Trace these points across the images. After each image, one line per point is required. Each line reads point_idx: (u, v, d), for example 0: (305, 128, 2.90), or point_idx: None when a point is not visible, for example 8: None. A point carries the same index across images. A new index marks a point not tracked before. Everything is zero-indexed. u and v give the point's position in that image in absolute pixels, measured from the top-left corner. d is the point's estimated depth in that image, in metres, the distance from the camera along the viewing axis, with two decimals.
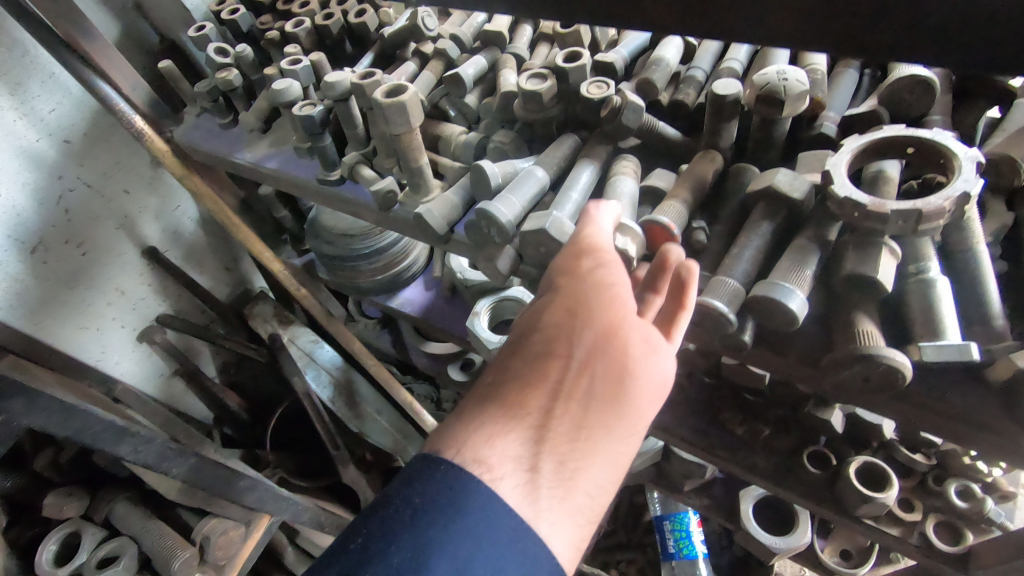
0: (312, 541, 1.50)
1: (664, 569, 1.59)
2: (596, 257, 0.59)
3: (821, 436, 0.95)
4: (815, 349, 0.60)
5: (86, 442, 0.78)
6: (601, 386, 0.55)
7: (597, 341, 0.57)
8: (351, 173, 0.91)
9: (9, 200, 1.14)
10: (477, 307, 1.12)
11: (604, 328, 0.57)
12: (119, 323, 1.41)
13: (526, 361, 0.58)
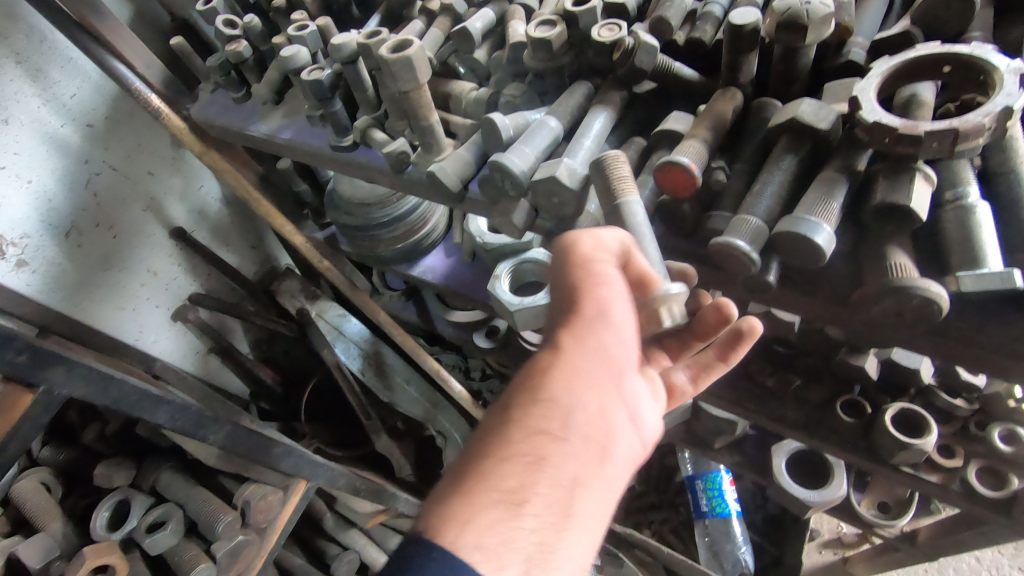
0: (350, 507, 1.54)
1: (698, 528, 1.59)
2: (599, 273, 0.59)
3: (856, 384, 0.92)
4: (843, 285, 0.58)
5: (125, 410, 0.81)
6: (585, 424, 0.57)
7: (599, 365, 0.60)
8: (363, 137, 0.91)
9: (41, 186, 1.18)
10: (498, 271, 1.10)
11: (604, 349, 0.60)
12: (154, 303, 1.45)
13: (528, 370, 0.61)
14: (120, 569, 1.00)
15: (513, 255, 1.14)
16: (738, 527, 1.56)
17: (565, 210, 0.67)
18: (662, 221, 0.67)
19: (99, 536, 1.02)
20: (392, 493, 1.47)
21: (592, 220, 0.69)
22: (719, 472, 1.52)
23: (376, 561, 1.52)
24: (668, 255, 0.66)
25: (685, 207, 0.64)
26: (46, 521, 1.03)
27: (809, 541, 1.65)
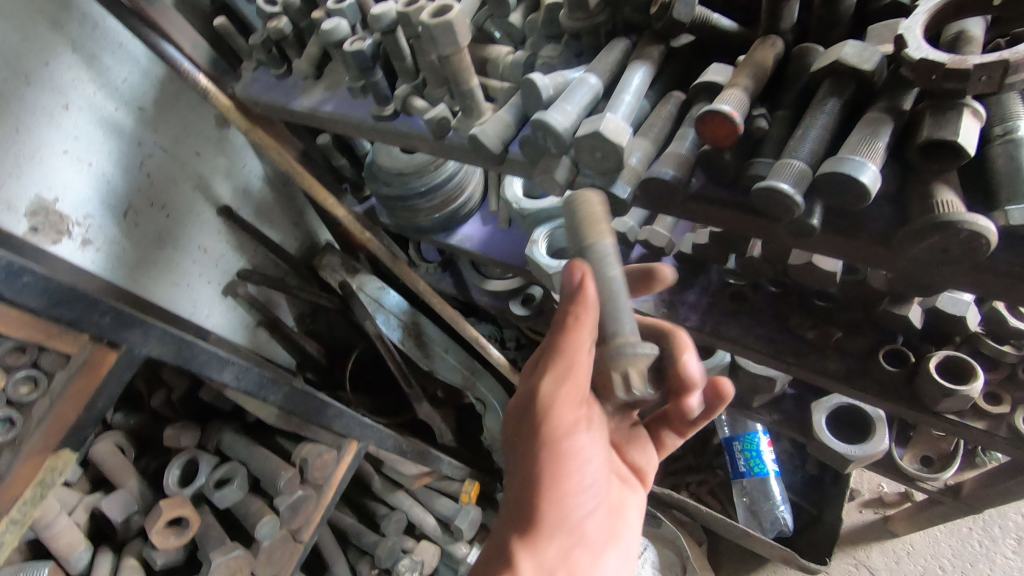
0: (396, 470, 1.61)
1: (736, 488, 1.61)
2: (574, 433, 0.88)
3: (899, 335, 0.92)
4: (886, 226, 0.58)
5: (196, 370, 0.87)
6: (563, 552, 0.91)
7: (571, 506, 0.90)
8: (404, 105, 0.94)
9: (100, 168, 1.24)
10: (535, 236, 1.14)
11: (565, 464, 0.88)
12: (206, 279, 1.52)
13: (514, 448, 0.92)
14: (193, 521, 1.07)
15: (550, 219, 1.16)
16: (776, 487, 1.56)
17: (607, 165, 0.69)
18: (705, 172, 0.68)
19: (173, 491, 1.10)
20: (436, 455, 1.53)
21: (634, 172, 0.69)
22: (756, 434, 1.54)
23: (422, 519, 1.59)
24: (709, 205, 0.67)
25: (726, 155, 0.64)
26: (123, 479, 1.11)
27: (851, 502, 1.68)
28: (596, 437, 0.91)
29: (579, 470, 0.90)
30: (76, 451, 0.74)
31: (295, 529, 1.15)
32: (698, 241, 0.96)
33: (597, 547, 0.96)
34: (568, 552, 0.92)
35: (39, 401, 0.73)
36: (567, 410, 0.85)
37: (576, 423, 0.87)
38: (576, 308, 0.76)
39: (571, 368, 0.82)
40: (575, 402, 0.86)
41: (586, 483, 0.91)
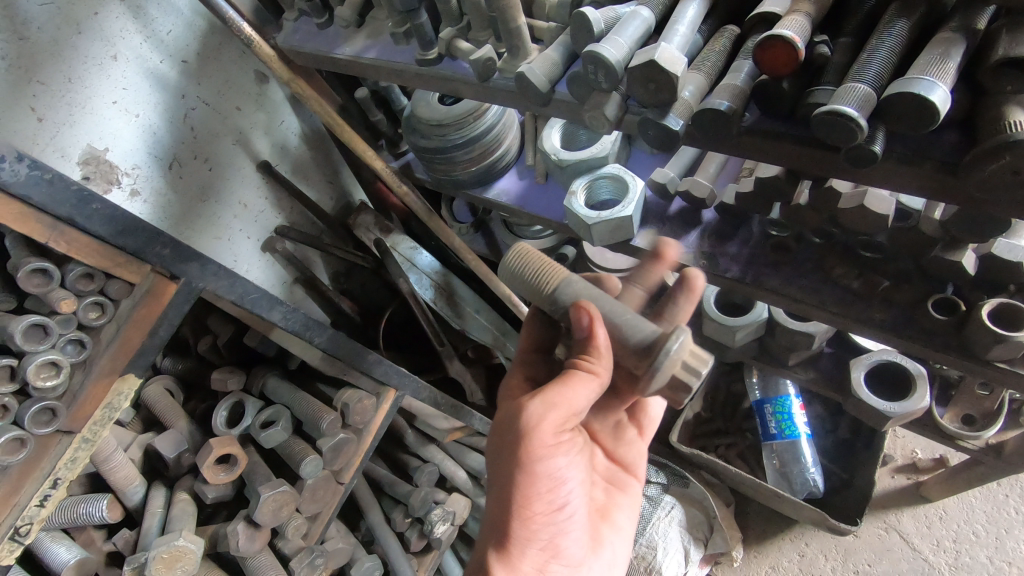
0: (428, 424, 1.64)
1: (766, 450, 1.61)
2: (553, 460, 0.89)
3: (949, 285, 0.92)
4: (952, 153, 0.57)
5: (247, 305, 0.91)
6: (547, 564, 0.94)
7: (543, 527, 0.93)
8: (448, 48, 0.93)
9: (145, 120, 1.24)
10: (574, 187, 1.13)
11: (541, 491, 0.90)
12: (246, 235, 1.54)
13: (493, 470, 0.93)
14: (241, 460, 1.10)
15: (589, 171, 1.14)
16: (807, 450, 1.55)
17: (660, 97, 0.68)
18: (759, 105, 0.67)
19: (221, 432, 1.13)
20: (468, 411, 1.56)
21: (687, 105, 0.69)
22: (789, 397, 1.53)
23: (454, 473, 1.60)
24: (763, 137, 0.66)
25: (784, 85, 0.63)
26: (174, 419, 1.14)
27: (883, 467, 1.76)
28: (573, 460, 0.94)
29: (551, 490, 0.92)
30: (140, 377, 0.81)
31: (336, 470, 1.19)
32: (742, 190, 0.94)
33: (575, 559, 0.99)
34: (544, 563, 0.94)
35: (105, 326, 0.77)
36: (550, 442, 0.86)
37: (557, 449, 0.88)
38: (590, 359, 0.83)
39: (561, 402, 0.83)
40: (558, 434, 0.87)
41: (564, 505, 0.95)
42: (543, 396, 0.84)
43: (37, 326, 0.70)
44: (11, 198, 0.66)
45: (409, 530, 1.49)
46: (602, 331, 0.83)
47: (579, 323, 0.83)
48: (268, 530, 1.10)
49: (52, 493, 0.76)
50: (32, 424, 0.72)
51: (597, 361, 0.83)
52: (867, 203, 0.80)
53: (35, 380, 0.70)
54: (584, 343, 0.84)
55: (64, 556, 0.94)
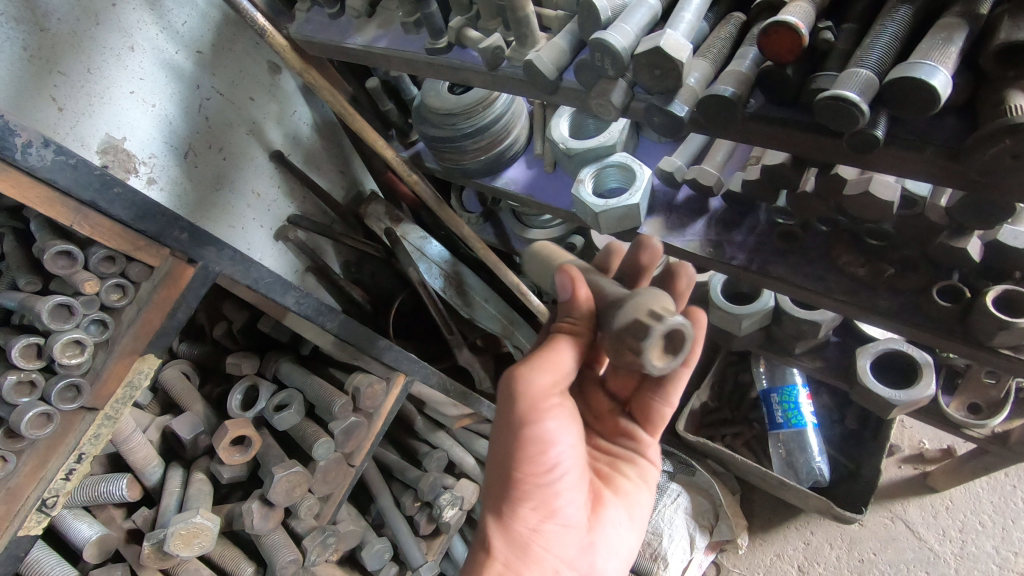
0: (437, 411, 1.67)
1: (771, 439, 1.62)
2: (544, 420, 0.91)
3: (954, 272, 0.93)
4: (953, 138, 0.58)
5: (262, 290, 0.94)
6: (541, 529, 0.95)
7: (537, 486, 0.94)
8: (458, 37, 0.94)
9: (162, 109, 1.27)
10: (582, 175, 1.14)
11: (534, 451, 0.92)
12: (259, 223, 1.55)
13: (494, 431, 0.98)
14: (255, 441, 1.14)
15: (597, 159, 1.15)
16: (814, 439, 1.55)
17: (666, 84, 0.69)
18: (763, 92, 0.68)
19: (236, 414, 1.16)
20: (477, 398, 1.58)
21: (692, 92, 0.70)
22: (796, 386, 1.54)
23: (463, 459, 1.62)
24: (768, 124, 0.67)
25: (788, 71, 0.64)
26: (190, 402, 1.17)
27: (890, 457, 1.76)
28: (567, 421, 0.94)
29: (544, 454, 0.93)
30: (159, 357, 0.84)
31: (347, 452, 1.22)
32: (748, 177, 0.94)
33: (574, 522, 0.98)
34: (539, 524, 0.95)
35: (126, 308, 0.80)
36: (539, 400, 0.90)
37: (547, 407, 0.91)
38: (571, 319, 0.88)
39: (547, 364, 0.88)
40: (547, 393, 0.90)
41: (558, 465, 0.95)
42: (532, 358, 0.89)
43: (62, 306, 0.73)
44: (38, 183, 0.69)
45: (419, 513, 1.51)
46: (583, 291, 0.85)
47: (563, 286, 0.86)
48: (281, 509, 1.13)
49: (77, 467, 0.80)
50: (58, 400, 0.75)
51: (579, 323, 0.88)
52: (873, 188, 0.81)
53: (61, 357, 0.73)
54: (568, 305, 0.88)
55: (86, 533, 0.98)
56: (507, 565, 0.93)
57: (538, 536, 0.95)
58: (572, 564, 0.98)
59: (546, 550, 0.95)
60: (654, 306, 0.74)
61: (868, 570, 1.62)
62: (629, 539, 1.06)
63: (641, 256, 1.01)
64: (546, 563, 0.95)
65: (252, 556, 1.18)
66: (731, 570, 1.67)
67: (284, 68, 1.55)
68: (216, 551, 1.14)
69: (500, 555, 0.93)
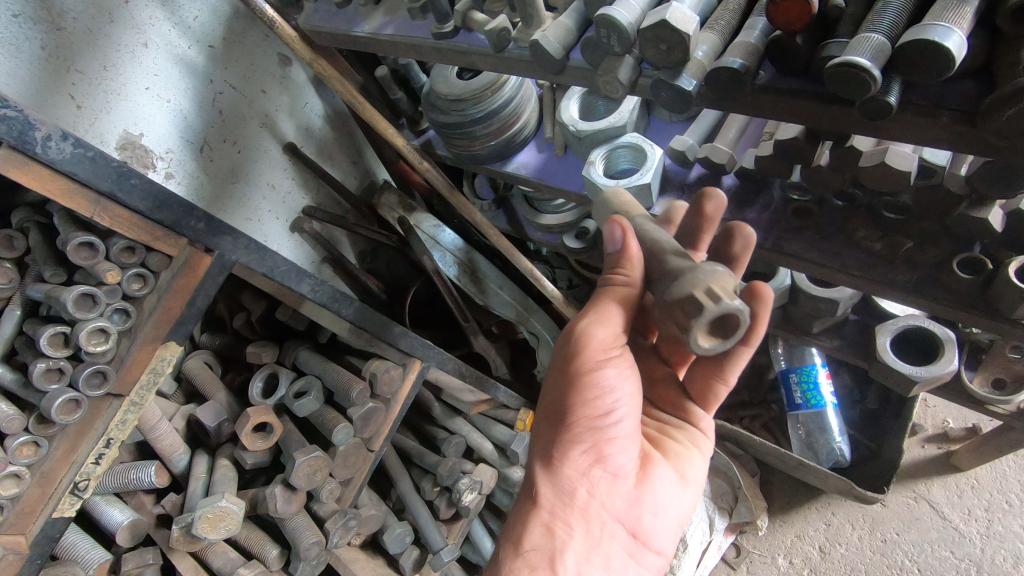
0: (454, 397, 1.68)
1: (791, 420, 1.61)
2: (600, 364, 0.90)
3: (976, 244, 0.92)
4: (969, 101, 0.56)
5: (279, 278, 0.96)
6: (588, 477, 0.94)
7: (591, 431, 0.93)
8: (464, 20, 0.94)
9: (176, 104, 1.28)
10: (593, 157, 1.13)
11: (588, 396, 0.91)
12: (274, 216, 1.57)
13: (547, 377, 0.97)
14: (276, 428, 1.16)
15: (607, 141, 1.14)
16: (834, 420, 1.53)
17: (673, 58, 0.69)
18: (773, 63, 0.67)
19: (257, 401, 1.19)
20: (493, 383, 1.59)
21: (700, 65, 0.69)
22: (815, 366, 1.52)
23: (480, 445, 1.64)
24: (779, 96, 0.66)
25: (799, 40, 0.63)
26: (213, 391, 1.20)
27: (913, 437, 1.73)
28: (624, 369, 0.92)
29: (597, 400, 0.91)
30: (180, 344, 0.87)
31: (366, 438, 1.24)
32: (761, 154, 0.93)
33: (624, 473, 0.97)
34: (589, 469, 0.94)
35: (147, 297, 0.82)
36: (595, 346, 0.89)
37: (605, 355, 0.90)
38: (623, 272, 0.86)
39: (604, 313, 0.89)
40: (606, 341, 0.90)
41: (613, 411, 0.92)
42: (589, 313, 0.90)
43: (86, 295, 0.76)
44: (58, 175, 0.71)
45: (439, 499, 1.54)
46: (635, 245, 0.84)
47: (613, 237, 0.85)
48: (303, 493, 1.16)
49: (106, 451, 0.83)
50: (86, 386, 0.78)
51: (628, 273, 0.86)
52: (888, 159, 0.79)
53: (87, 345, 0.76)
54: (618, 257, 0.86)
55: (118, 518, 1.01)
56: (553, 512, 0.94)
57: (587, 482, 0.94)
58: (619, 518, 0.97)
59: (595, 498, 0.95)
60: (714, 284, 0.63)
61: (891, 550, 1.61)
62: (680, 502, 1.04)
63: (707, 204, 0.94)
64: (593, 511, 0.95)
65: (277, 539, 1.21)
66: (751, 551, 1.67)
67: (294, 59, 1.56)
68: (243, 534, 1.17)
69: (549, 499, 0.94)
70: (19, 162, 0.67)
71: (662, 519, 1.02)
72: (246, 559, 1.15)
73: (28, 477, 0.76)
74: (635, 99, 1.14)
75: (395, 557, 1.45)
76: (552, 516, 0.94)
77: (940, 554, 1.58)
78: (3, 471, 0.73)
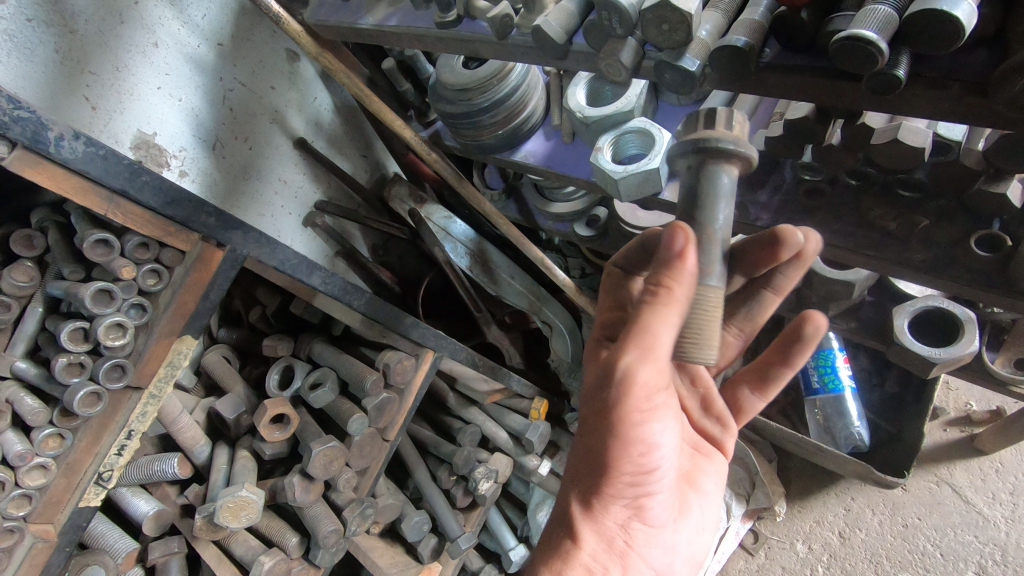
0: (469, 387, 1.68)
1: (808, 404, 1.58)
2: (646, 419, 0.80)
3: (995, 221, 0.90)
4: (980, 71, 0.55)
5: (290, 271, 0.98)
6: (622, 523, 0.90)
7: (631, 487, 0.87)
8: (466, 9, 0.93)
9: (188, 103, 1.30)
10: (600, 143, 1.12)
11: (632, 455, 0.82)
12: (287, 211, 1.58)
13: (585, 417, 0.86)
14: (293, 419, 1.17)
15: (615, 126, 1.13)
16: (853, 404, 1.50)
17: (674, 38, 0.68)
18: (778, 40, 0.66)
19: (274, 393, 1.20)
20: (506, 373, 1.59)
21: (703, 45, 0.69)
22: (832, 350, 1.50)
23: (495, 434, 1.65)
24: (783, 75, 0.65)
25: (803, 15, 0.62)
26: (231, 384, 1.22)
27: (934, 420, 1.70)
28: (668, 423, 0.83)
29: (639, 457, 0.83)
30: (195, 338, 0.89)
31: (381, 428, 1.25)
32: (771, 134, 0.91)
33: (661, 523, 0.94)
34: (628, 522, 0.90)
35: (162, 292, 0.84)
36: (641, 400, 0.77)
37: (650, 407, 0.78)
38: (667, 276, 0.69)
39: (645, 358, 0.72)
40: (651, 397, 0.77)
41: (655, 471, 0.86)
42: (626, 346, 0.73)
43: (103, 291, 0.78)
44: (71, 174, 0.72)
45: (455, 488, 1.54)
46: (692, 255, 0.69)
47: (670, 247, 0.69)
48: (321, 482, 1.17)
49: (128, 443, 0.85)
50: (106, 379, 0.80)
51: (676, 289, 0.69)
52: (900, 135, 0.77)
53: (105, 340, 0.78)
54: (664, 265, 0.70)
55: (143, 509, 1.04)
56: (595, 558, 0.88)
57: (624, 533, 0.90)
58: (652, 564, 0.94)
59: (631, 545, 0.91)
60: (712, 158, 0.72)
61: (913, 535, 1.59)
62: (704, 540, 1.03)
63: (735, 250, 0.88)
64: (628, 556, 0.91)
65: (296, 528, 1.23)
66: (770, 537, 1.66)
67: (302, 55, 1.58)
68: (263, 523, 1.19)
69: (587, 548, 0.88)
70: (33, 162, 0.69)
71: (688, 562, 1.00)
72: (267, 546, 1.18)
73: (54, 468, 0.79)
74: (642, 82, 1.12)
75: (414, 545, 1.46)
76: (592, 563, 0.88)
77: (963, 538, 1.56)
78: (30, 462, 0.76)
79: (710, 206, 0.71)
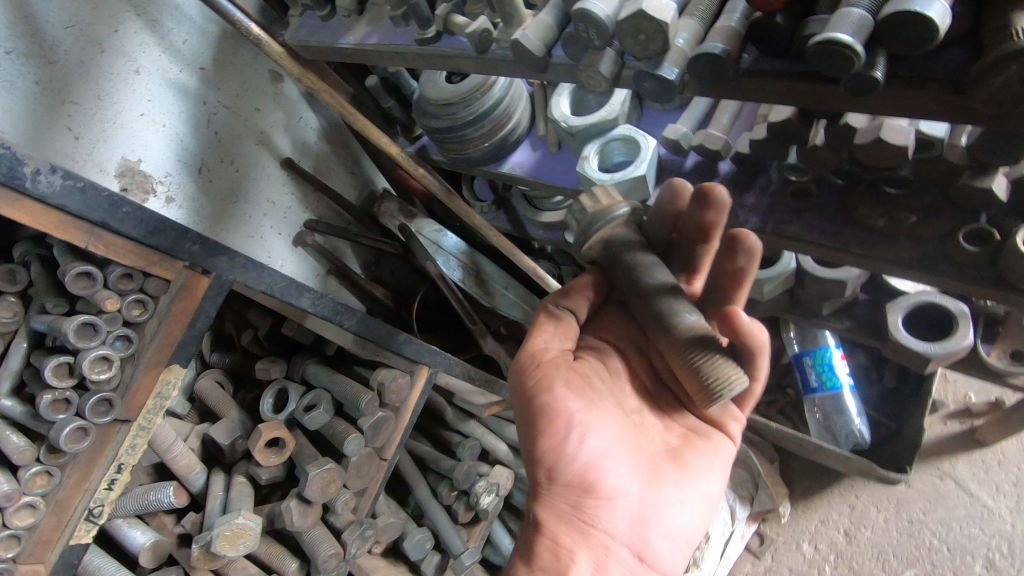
0: (466, 400, 1.67)
1: (808, 404, 1.57)
2: (546, 390, 0.93)
3: (982, 215, 0.90)
4: (956, 70, 0.55)
5: (278, 294, 0.97)
6: (576, 504, 0.92)
7: (565, 460, 0.91)
8: (445, 25, 0.93)
9: (172, 129, 1.29)
10: (586, 152, 1.11)
11: (546, 425, 0.92)
12: (277, 232, 1.57)
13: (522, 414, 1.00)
14: (289, 442, 1.16)
15: (600, 134, 1.12)
16: (851, 401, 1.49)
17: (651, 48, 0.68)
18: (756, 46, 0.66)
19: (268, 417, 1.19)
20: (503, 385, 1.57)
21: (681, 52, 0.69)
22: (828, 347, 1.49)
23: (495, 446, 1.64)
24: (762, 79, 0.64)
25: (778, 19, 0.62)
26: (225, 409, 1.20)
27: (934, 413, 1.70)
28: (576, 394, 0.92)
29: (558, 425, 0.91)
30: (184, 366, 0.88)
31: (378, 447, 1.24)
32: (755, 137, 0.91)
33: (626, 496, 0.93)
34: (580, 500, 0.92)
35: (148, 322, 0.83)
36: (531, 373, 0.95)
37: (541, 379, 0.94)
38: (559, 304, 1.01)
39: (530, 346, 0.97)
40: (546, 370, 0.94)
41: (578, 437, 0.91)
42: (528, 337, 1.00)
43: (87, 324, 0.77)
44: (50, 209, 0.72)
45: (456, 503, 1.52)
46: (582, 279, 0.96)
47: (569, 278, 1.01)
48: (319, 505, 1.16)
49: (118, 477, 0.84)
50: (92, 414, 0.79)
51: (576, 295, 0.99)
52: (883, 135, 0.77)
53: (91, 374, 0.77)
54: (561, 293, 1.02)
55: (140, 540, 1.02)
56: (557, 540, 0.92)
57: (579, 512, 0.92)
58: (623, 540, 0.92)
59: (592, 525, 0.91)
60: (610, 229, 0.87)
61: (918, 530, 1.58)
62: (697, 517, 0.96)
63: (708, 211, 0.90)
64: (592, 536, 0.91)
65: (295, 552, 1.22)
66: (775, 539, 1.64)
67: (286, 75, 1.58)
68: (262, 549, 1.17)
69: (548, 531, 0.93)
70: (10, 199, 0.68)
71: (676, 539, 0.95)
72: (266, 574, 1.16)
73: (43, 506, 0.78)
74: (625, 90, 1.12)
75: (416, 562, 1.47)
76: (556, 545, 0.92)
77: (969, 531, 1.56)
78: (18, 502, 0.74)
79: (620, 252, 0.85)
